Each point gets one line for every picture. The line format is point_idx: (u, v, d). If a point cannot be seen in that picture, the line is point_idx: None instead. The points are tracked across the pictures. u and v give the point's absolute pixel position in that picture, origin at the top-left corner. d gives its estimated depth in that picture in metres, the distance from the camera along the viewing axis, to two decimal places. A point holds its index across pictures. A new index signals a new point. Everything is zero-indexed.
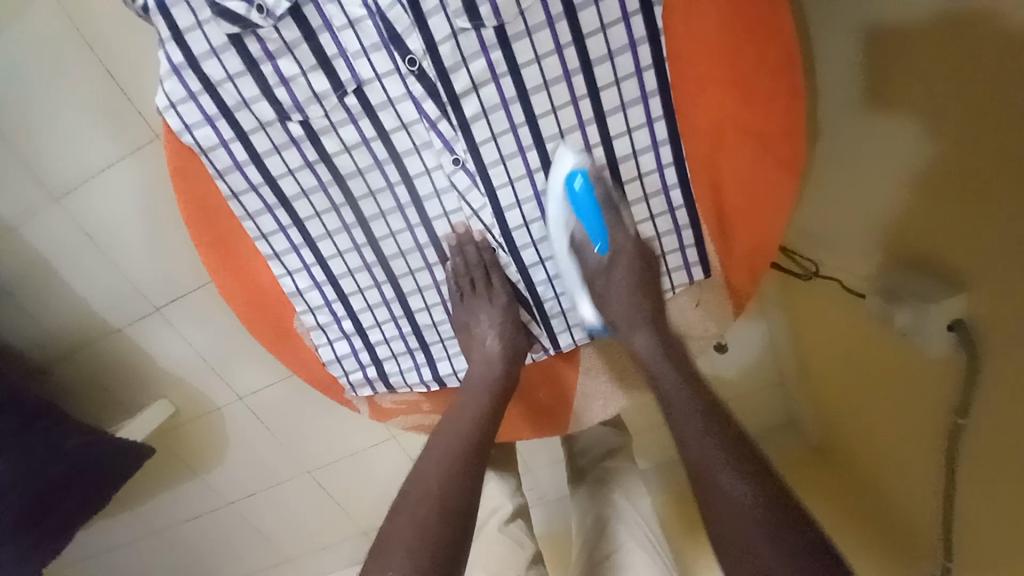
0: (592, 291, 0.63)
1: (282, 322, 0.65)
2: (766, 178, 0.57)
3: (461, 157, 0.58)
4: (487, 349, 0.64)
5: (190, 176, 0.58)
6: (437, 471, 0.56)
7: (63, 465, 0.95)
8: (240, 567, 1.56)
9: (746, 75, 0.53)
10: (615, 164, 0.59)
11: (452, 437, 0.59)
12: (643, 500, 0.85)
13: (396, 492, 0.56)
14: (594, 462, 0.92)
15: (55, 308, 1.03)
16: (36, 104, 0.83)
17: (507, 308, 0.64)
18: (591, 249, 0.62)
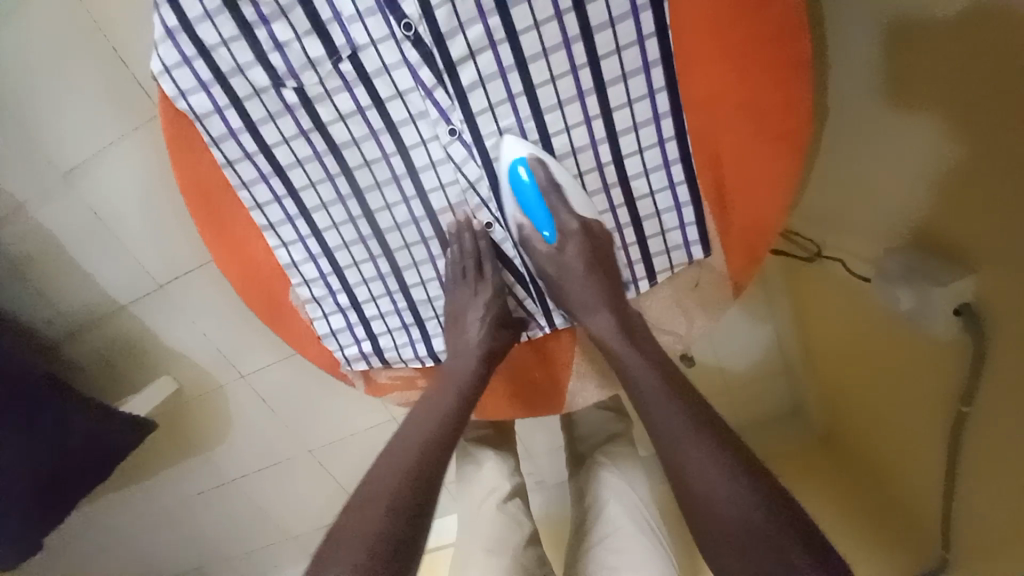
0: (547, 273, 0.63)
1: (277, 295, 0.65)
2: (765, 152, 0.55)
3: (457, 127, 0.57)
4: (476, 331, 0.64)
5: (184, 144, 0.57)
6: (414, 445, 0.59)
7: (76, 438, 0.97)
8: (244, 544, 1.58)
9: (741, 45, 0.52)
10: (615, 137, 0.58)
11: (431, 412, 0.62)
12: (642, 485, 0.84)
13: (375, 461, 0.60)
14: (594, 448, 0.91)
15: (61, 285, 1.04)
16: (36, 75, 0.83)
17: (496, 297, 0.64)
18: (540, 239, 0.62)
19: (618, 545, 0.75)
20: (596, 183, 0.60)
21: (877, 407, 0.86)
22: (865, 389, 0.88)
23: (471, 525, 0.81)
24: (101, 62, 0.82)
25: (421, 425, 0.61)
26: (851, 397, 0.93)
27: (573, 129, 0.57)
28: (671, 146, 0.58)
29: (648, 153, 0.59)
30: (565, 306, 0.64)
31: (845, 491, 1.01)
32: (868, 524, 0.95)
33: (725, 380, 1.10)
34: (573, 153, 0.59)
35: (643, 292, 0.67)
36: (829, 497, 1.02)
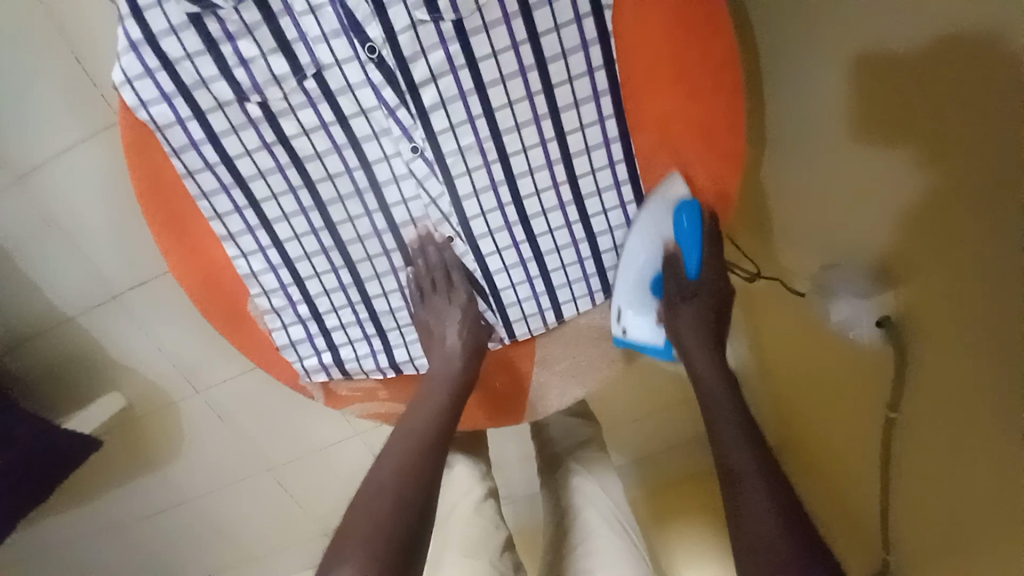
0: (672, 314, 0.63)
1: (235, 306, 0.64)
2: (710, 175, 0.60)
3: (420, 145, 0.59)
4: (448, 347, 0.64)
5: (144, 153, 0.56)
6: (393, 466, 0.58)
7: (14, 453, 0.97)
8: (197, 569, 1.51)
9: (690, 77, 0.56)
10: (568, 159, 0.62)
11: (413, 428, 0.61)
12: (613, 486, 0.88)
13: (358, 487, 0.58)
14: (565, 452, 0.94)
15: (17, 295, 1.05)
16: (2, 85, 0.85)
17: (469, 305, 0.65)
18: (681, 271, 0.62)
19: (593, 550, 0.75)
20: (552, 201, 0.63)
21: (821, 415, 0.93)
22: (814, 398, 0.93)
23: (447, 525, 0.81)
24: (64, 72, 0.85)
25: (401, 452, 0.59)
26: (803, 406, 0.98)
27: (529, 150, 0.61)
28: (622, 168, 0.63)
29: (599, 174, 0.63)
30: (674, 336, 0.63)
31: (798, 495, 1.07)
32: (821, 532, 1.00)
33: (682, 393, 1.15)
34: (530, 172, 0.62)
35: (598, 304, 0.69)
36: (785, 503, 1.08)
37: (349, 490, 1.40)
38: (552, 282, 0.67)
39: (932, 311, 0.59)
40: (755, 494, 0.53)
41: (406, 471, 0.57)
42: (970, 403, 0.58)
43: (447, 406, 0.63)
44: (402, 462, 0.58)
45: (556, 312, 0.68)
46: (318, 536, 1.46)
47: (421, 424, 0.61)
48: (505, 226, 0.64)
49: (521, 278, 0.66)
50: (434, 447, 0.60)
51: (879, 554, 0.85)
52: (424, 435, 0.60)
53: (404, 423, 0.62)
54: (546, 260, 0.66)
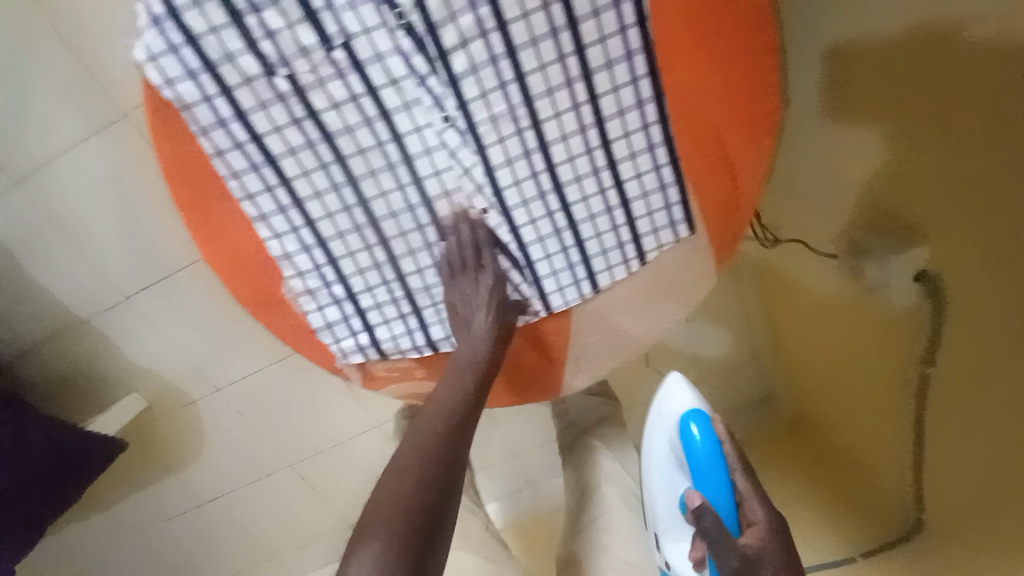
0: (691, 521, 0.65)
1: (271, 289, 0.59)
2: (738, 137, 0.55)
3: (453, 113, 0.52)
4: (474, 332, 0.60)
5: (170, 130, 0.50)
6: (416, 453, 0.55)
7: (47, 455, 0.98)
8: (220, 570, 1.51)
9: (712, 30, 0.50)
10: (603, 123, 0.54)
11: (437, 416, 0.58)
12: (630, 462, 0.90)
13: (380, 472, 0.56)
14: (582, 432, 0.96)
15: (30, 300, 1.05)
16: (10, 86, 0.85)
17: (496, 288, 0.60)
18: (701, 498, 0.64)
19: (611, 526, 0.79)
20: (585, 166, 0.55)
21: (843, 382, 0.93)
22: (835, 364, 0.94)
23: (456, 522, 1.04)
24: (67, 73, 0.86)
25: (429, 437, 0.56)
26: (826, 373, 0.98)
27: (562, 115, 0.53)
28: (655, 130, 0.55)
29: (633, 138, 0.55)
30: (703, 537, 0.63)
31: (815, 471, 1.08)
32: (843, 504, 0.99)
33: (703, 368, 1.16)
34: (563, 138, 0.54)
35: (632, 273, 0.62)
36: (802, 479, 1.08)
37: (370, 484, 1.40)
38: (587, 252, 0.60)
39: (969, 260, 0.59)
40: None
41: (431, 458, 0.55)
42: (1008, 350, 0.57)
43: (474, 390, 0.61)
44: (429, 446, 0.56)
45: (592, 282, 0.62)
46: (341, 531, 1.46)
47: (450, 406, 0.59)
48: (538, 196, 0.57)
49: (557, 249, 0.60)
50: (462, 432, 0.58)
51: (911, 516, 0.84)
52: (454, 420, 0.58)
53: (430, 404, 0.60)
54: (580, 229, 0.59)
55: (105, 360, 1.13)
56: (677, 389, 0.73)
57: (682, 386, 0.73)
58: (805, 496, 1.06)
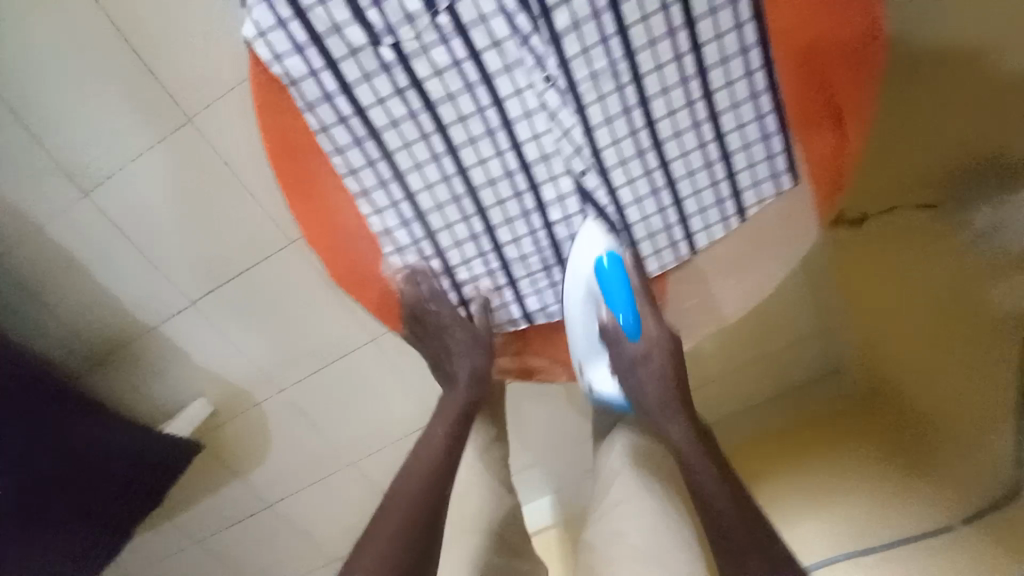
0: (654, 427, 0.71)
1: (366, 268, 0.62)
2: (848, 86, 0.52)
3: (552, 73, 0.53)
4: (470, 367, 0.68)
5: (276, 112, 0.54)
6: (413, 483, 0.69)
7: (123, 462, 0.98)
8: (283, 574, 1.52)
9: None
10: (704, 73, 0.54)
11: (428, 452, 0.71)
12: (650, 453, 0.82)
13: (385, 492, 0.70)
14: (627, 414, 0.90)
15: (99, 309, 1.08)
16: (74, 99, 0.88)
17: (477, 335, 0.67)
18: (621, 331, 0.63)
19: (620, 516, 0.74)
20: (686, 121, 0.55)
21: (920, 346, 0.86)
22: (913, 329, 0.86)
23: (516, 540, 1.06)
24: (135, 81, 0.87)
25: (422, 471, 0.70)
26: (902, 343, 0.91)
27: (663, 67, 0.53)
28: (759, 78, 0.54)
29: (735, 87, 0.54)
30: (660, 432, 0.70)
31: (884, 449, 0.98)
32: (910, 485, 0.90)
33: (770, 343, 1.14)
34: (663, 93, 0.54)
35: (732, 231, 0.61)
36: (867, 456, 1.00)
37: None
38: (684, 211, 0.60)
39: None
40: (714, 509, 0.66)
41: (426, 487, 0.69)
42: None
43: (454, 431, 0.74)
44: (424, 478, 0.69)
45: (688, 244, 0.61)
46: None
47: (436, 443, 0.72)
48: (637, 155, 0.57)
49: (655, 210, 0.59)
50: (445, 472, 0.71)
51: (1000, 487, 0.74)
52: (442, 455, 0.71)
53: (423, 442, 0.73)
54: (678, 188, 0.59)
55: (170, 366, 1.15)
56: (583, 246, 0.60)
57: (595, 241, 0.59)
58: (862, 473, 0.98)
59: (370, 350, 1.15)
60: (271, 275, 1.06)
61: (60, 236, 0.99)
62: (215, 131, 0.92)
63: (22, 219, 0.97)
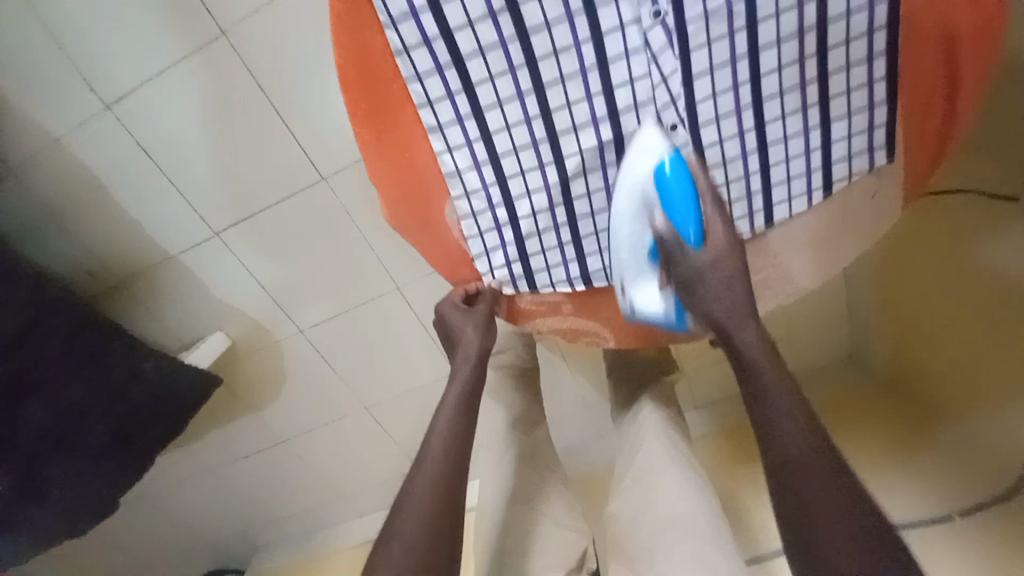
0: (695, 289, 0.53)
1: (431, 203, 0.60)
2: (974, 43, 0.48)
3: (662, 8, 0.49)
4: (468, 339, 0.65)
5: (355, 24, 0.51)
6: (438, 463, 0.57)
7: (144, 390, 0.95)
8: (289, 512, 1.54)
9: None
10: (824, 25, 0.49)
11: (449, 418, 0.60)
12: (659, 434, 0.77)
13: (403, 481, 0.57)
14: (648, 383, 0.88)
15: (116, 233, 1.04)
16: (107, 5, 0.84)
17: (478, 316, 0.66)
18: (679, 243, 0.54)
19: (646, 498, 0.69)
20: (793, 79, 0.51)
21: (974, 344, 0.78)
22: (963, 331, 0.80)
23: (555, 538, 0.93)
24: None
25: (421, 507, 0.54)
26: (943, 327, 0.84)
27: (781, 15, 0.49)
28: (880, 37, 0.49)
29: (854, 46, 0.50)
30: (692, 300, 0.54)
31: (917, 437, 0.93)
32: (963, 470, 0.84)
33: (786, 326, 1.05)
34: (776, 45, 0.50)
35: (815, 205, 0.58)
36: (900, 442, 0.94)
37: None
38: (770, 179, 0.56)
39: None
40: (820, 474, 0.44)
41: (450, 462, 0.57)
42: None
43: (455, 452, 0.58)
44: (426, 510, 0.54)
45: (766, 216, 0.58)
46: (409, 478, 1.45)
47: (434, 470, 0.56)
48: (734, 113, 0.53)
49: (738, 174, 0.56)
50: (452, 498, 0.55)
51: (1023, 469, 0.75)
52: (443, 478, 0.56)
53: (415, 474, 0.57)
54: (768, 153, 0.55)
55: (188, 298, 1.12)
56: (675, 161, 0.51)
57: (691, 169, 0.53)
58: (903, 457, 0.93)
59: (394, 298, 1.13)
60: (300, 211, 1.02)
61: (81, 153, 0.95)
62: (249, 48, 0.86)
63: (39, 129, 0.93)
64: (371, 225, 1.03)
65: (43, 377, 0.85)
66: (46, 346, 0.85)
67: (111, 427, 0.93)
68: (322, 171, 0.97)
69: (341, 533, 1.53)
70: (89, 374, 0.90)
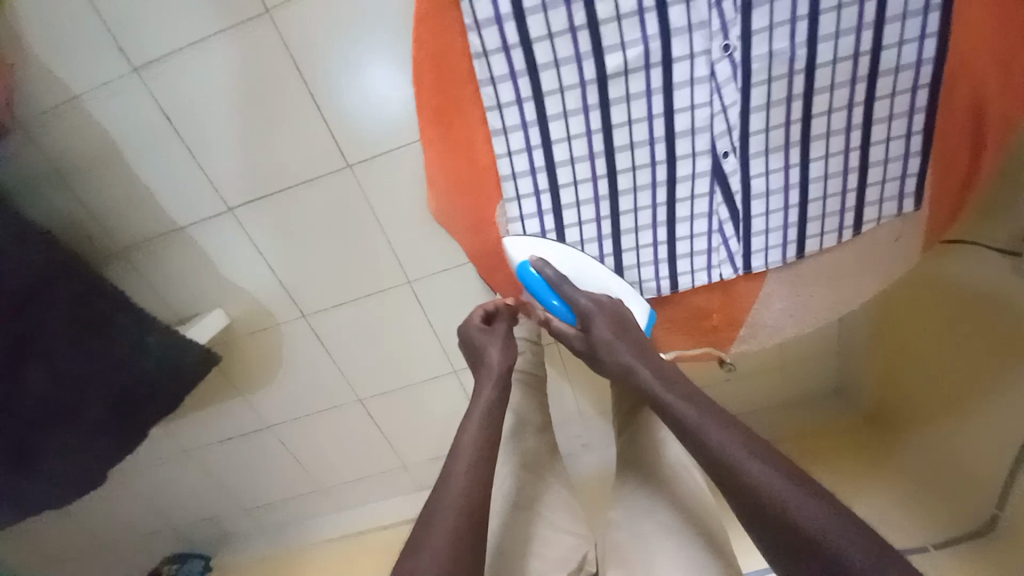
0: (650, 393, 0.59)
1: (483, 206, 0.63)
2: (1001, 108, 0.53)
3: (732, 43, 0.53)
4: (490, 356, 0.74)
5: (438, 25, 0.53)
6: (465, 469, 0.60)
7: (146, 363, 0.92)
8: (262, 504, 1.48)
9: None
10: (874, 77, 0.53)
11: (475, 429, 0.65)
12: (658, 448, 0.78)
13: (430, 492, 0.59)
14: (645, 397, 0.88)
15: (125, 199, 1.01)
16: None
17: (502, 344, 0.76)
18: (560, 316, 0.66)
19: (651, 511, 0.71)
20: (840, 123, 0.56)
21: (951, 388, 0.84)
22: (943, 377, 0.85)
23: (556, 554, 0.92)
24: None
25: (450, 509, 0.56)
26: (925, 369, 0.89)
27: (838, 63, 0.53)
28: (923, 95, 0.54)
29: (898, 99, 0.54)
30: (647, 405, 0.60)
31: (890, 471, 0.96)
32: (931, 504, 0.87)
33: (782, 357, 1.08)
34: (829, 89, 0.54)
35: (843, 242, 0.62)
36: (875, 477, 0.98)
37: (429, 437, 1.35)
38: (807, 214, 0.60)
39: None
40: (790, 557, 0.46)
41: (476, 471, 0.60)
42: None
43: (480, 462, 0.62)
44: (452, 517, 0.55)
45: (798, 247, 0.62)
46: (393, 477, 1.43)
47: (460, 473, 0.60)
48: (782, 148, 0.57)
49: (778, 207, 0.60)
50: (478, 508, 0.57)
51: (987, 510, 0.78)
52: (472, 485, 0.59)
53: (444, 480, 0.60)
54: (808, 188, 0.59)
55: (191, 272, 1.09)
56: (561, 259, 0.64)
57: (572, 260, 0.64)
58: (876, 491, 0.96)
59: (404, 293, 1.12)
60: (321, 196, 1.00)
61: (98, 112, 0.93)
62: (294, 29, 0.85)
63: (57, 83, 0.90)
64: (392, 217, 1.02)
65: (41, 342, 0.82)
66: (50, 309, 0.83)
67: (108, 396, 0.90)
68: (349, 158, 0.96)
69: (317, 528, 1.48)
70: (92, 340, 0.87)
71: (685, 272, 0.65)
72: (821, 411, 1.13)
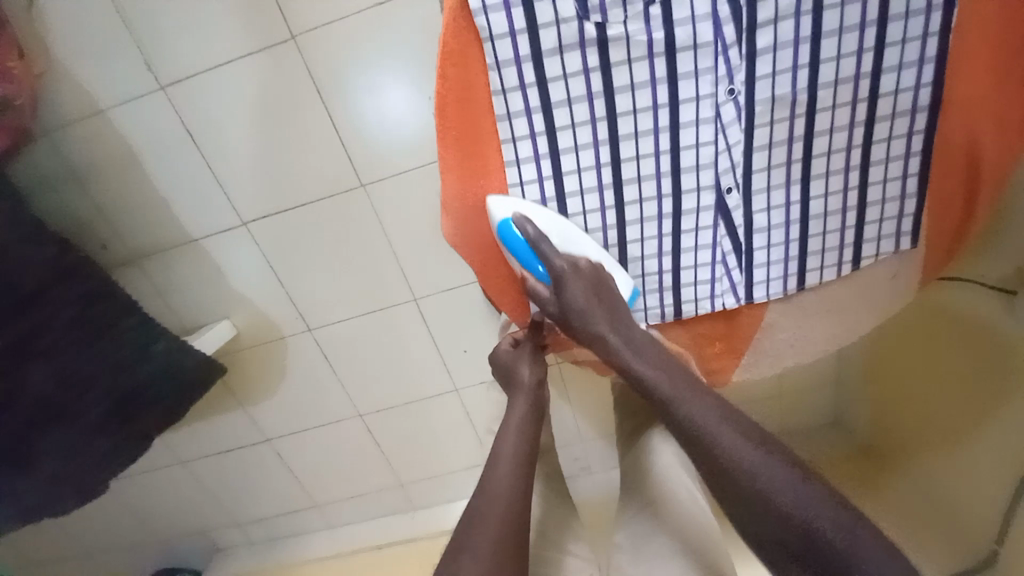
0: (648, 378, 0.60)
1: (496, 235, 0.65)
2: (993, 158, 0.56)
3: (737, 88, 0.56)
4: (524, 376, 0.73)
5: (461, 60, 0.56)
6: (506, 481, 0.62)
7: (148, 368, 0.93)
8: (254, 519, 1.46)
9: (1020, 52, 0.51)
10: (871, 122, 0.57)
11: (512, 444, 0.66)
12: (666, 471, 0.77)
13: (467, 504, 0.61)
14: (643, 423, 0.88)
15: (141, 210, 1.04)
16: None
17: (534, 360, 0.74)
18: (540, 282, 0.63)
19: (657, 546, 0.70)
20: (839, 164, 0.59)
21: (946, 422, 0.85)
22: (940, 411, 0.86)
23: None
24: None
25: (495, 521, 0.58)
26: (920, 402, 0.90)
27: (838, 108, 0.56)
28: (917, 140, 0.57)
29: (894, 143, 0.57)
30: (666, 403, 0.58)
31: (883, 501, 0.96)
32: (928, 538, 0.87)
33: (780, 384, 1.08)
34: (829, 132, 0.57)
35: (841, 276, 0.64)
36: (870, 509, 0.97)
37: (426, 456, 1.35)
38: (806, 249, 0.63)
39: None
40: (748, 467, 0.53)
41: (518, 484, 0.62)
42: None
43: (517, 490, 0.61)
44: (496, 529, 0.57)
45: (799, 279, 0.64)
46: (387, 496, 1.42)
47: (503, 486, 0.61)
48: (783, 185, 0.60)
49: (779, 240, 0.63)
50: (513, 529, 0.58)
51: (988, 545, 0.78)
52: (512, 502, 0.60)
53: (480, 504, 0.60)
54: (808, 225, 0.62)
55: (200, 283, 1.11)
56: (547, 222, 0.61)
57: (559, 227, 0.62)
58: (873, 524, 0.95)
59: (410, 310, 1.13)
60: (333, 215, 1.03)
61: (122, 127, 0.96)
62: (317, 56, 0.89)
63: (86, 97, 0.94)
64: (401, 236, 1.05)
65: (48, 345, 0.83)
66: (63, 312, 0.84)
67: (111, 402, 0.91)
68: (363, 178, 0.99)
69: (309, 545, 1.46)
70: (101, 344, 0.88)
71: (689, 300, 0.67)
72: (817, 443, 1.12)
